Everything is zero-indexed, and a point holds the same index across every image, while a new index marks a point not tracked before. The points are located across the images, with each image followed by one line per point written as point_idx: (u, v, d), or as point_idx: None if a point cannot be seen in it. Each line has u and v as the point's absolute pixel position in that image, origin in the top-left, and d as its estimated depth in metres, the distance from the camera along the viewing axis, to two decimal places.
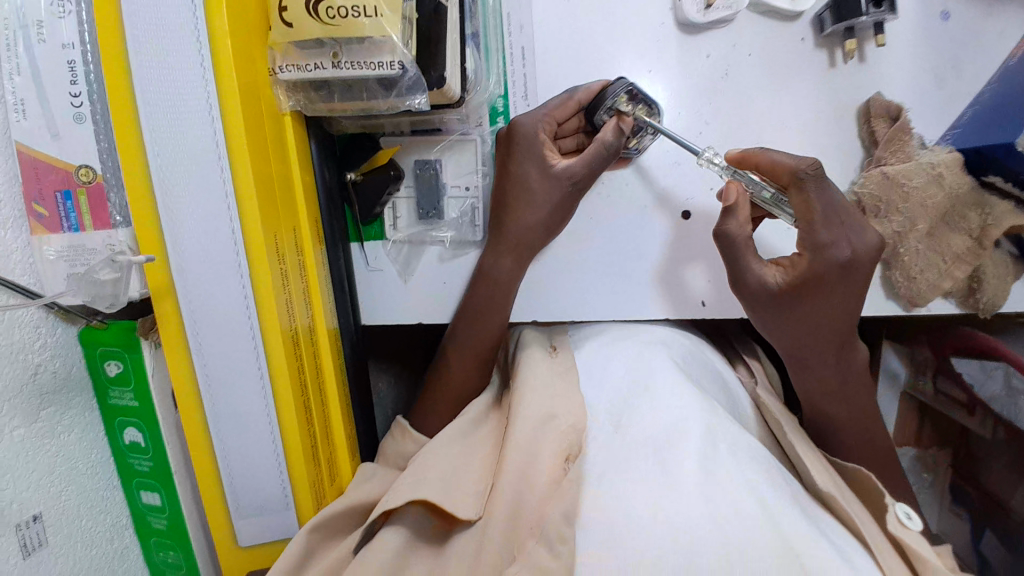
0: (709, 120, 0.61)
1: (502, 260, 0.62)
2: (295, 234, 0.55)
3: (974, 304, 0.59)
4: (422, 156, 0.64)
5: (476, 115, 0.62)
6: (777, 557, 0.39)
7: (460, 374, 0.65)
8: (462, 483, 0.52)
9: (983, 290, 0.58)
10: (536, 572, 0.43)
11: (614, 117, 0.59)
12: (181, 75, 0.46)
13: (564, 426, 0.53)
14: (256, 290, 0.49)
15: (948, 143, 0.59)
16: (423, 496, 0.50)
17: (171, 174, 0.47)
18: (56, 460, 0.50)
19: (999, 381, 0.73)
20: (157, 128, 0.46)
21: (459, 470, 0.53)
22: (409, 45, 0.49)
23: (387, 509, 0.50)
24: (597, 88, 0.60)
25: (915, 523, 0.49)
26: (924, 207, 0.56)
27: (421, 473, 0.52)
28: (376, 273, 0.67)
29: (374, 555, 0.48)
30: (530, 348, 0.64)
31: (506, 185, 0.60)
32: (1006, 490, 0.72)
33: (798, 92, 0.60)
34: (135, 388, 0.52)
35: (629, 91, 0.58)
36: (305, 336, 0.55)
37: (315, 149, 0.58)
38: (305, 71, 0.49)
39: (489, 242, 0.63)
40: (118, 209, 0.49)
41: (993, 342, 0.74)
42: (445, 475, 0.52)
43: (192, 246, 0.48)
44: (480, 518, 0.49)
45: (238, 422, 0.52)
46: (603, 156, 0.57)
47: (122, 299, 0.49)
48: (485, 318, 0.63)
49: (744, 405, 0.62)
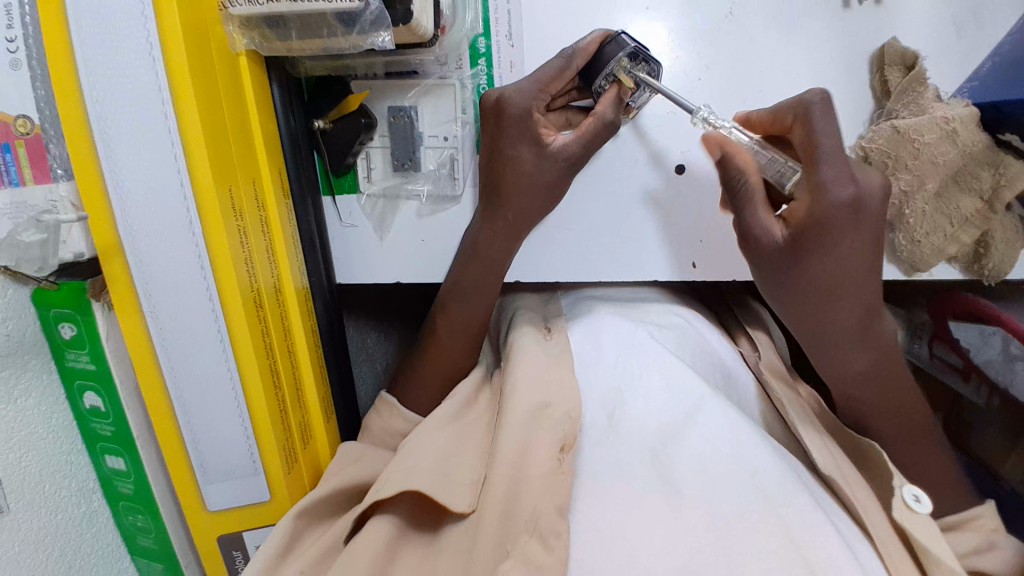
0: (710, 65, 0.56)
1: (494, 237, 0.57)
2: (255, 189, 0.51)
3: (977, 268, 0.55)
4: (396, 101, 0.58)
5: (455, 55, 0.56)
6: (779, 558, 0.40)
7: (454, 346, 0.61)
8: (454, 472, 0.50)
9: (989, 256, 0.54)
10: (529, 568, 0.41)
11: (614, 84, 0.53)
12: (117, 9, 0.41)
13: (558, 414, 0.50)
14: (212, 252, 0.46)
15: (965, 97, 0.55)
16: (414, 487, 0.47)
17: (112, 123, 0.42)
18: (14, 426, 0.47)
19: (997, 347, 0.71)
20: (93, 71, 0.41)
21: (451, 457, 0.51)
22: None
23: (377, 500, 0.48)
24: (593, 46, 0.53)
25: (925, 505, 0.46)
26: (935, 165, 0.52)
27: (410, 459, 0.50)
28: (349, 229, 0.63)
29: (365, 548, 0.46)
30: (523, 330, 0.61)
31: (496, 167, 0.55)
32: (997, 459, 0.72)
33: (810, 37, 0.55)
34: (89, 352, 0.49)
35: (632, 52, 0.52)
36: (269, 296, 0.52)
37: (277, 94, 0.53)
38: (256, 5, 0.43)
39: (484, 210, 0.58)
40: (59, 160, 0.44)
41: (993, 310, 0.70)
42: (437, 464, 0.50)
43: (141, 205, 0.44)
44: (474, 511, 0.47)
45: (200, 389, 0.50)
46: (603, 132, 0.54)
47: (49, 263, 0.45)
48: (479, 298, 0.59)
49: (745, 387, 0.60)
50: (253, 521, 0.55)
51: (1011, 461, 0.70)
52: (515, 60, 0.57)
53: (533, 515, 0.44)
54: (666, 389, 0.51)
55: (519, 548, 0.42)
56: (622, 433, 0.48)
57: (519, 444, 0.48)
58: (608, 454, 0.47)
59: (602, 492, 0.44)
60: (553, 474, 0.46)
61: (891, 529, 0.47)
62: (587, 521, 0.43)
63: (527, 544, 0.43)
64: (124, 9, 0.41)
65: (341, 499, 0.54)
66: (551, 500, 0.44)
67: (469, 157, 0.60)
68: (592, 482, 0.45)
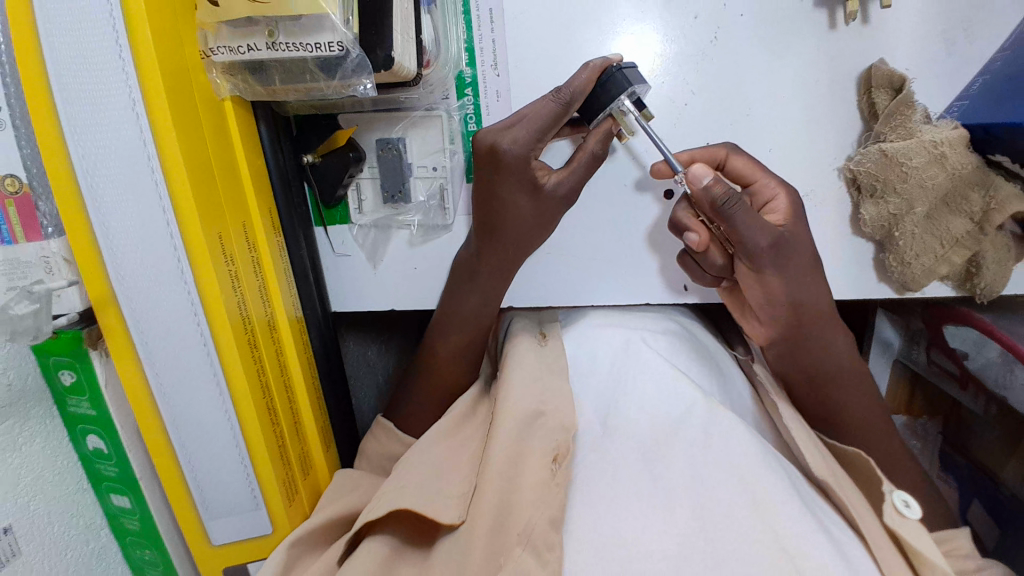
0: (696, 90, 0.56)
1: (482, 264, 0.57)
2: (244, 223, 0.51)
3: (964, 286, 0.56)
4: (383, 133, 0.56)
5: (442, 87, 0.55)
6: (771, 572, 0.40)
7: (448, 363, 0.61)
8: (446, 485, 0.50)
9: (981, 276, 0.54)
10: None
11: (608, 120, 0.53)
12: (100, 67, 0.41)
13: (552, 424, 0.51)
14: (203, 295, 0.47)
15: (954, 117, 0.54)
16: (402, 506, 0.47)
17: (100, 178, 0.43)
18: (20, 472, 0.48)
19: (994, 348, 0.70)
20: (79, 129, 0.42)
21: (443, 471, 0.52)
22: (350, 22, 0.44)
23: (369, 521, 0.48)
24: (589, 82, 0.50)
25: (914, 511, 0.47)
26: (924, 189, 0.52)
27: (401, 480, 0.50)
28: (342, 258, 0.61)
29: (361, 565, 0.47)
30: (519, 337, 0.61)
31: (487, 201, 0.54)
32: (997, 462, 0.72)
33: (797, 56, 0.54)
34: (90, 398, 0.50)
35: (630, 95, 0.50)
36: (263, 333, 0.53)
37: (265, 132, 0.53)
38: (238, 54, 0.44)
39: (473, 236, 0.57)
40: (49, 218, 0.45)
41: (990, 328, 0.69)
42: (426, 480, 0.50)
43: (131, 250, 0.45)
44: (463, 521, 0.48)
45: (198, 428, 0.50)
46: (594, 165, 0.53)
47: (43, 328, 0.45)
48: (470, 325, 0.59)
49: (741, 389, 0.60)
50: (255, 550, 0.56)
51: (1012, 463, 0.70)
52: (502, 87, 0.56)
53: (526, 528, 0.45)
54: (662, 391, 0.52)
55: (512, 561, 0.43)
56: (617, 445, 0.49)
57: (511, 457, 0.49)
58: (600, 468, 0.47)
59: (596, 506, 0.45)
60: (547, 485, 0.47)
61: (883, 531, 0.47)
62: (580, 536, 0.44)
63: (521, 556, 0.43)
64: (106, 66, 0.41)
65: (334, 527, 0.54)
66: (545, 513, 0.45)
67: (460, 187, 0.58)
68: (589, 495, 0.46)
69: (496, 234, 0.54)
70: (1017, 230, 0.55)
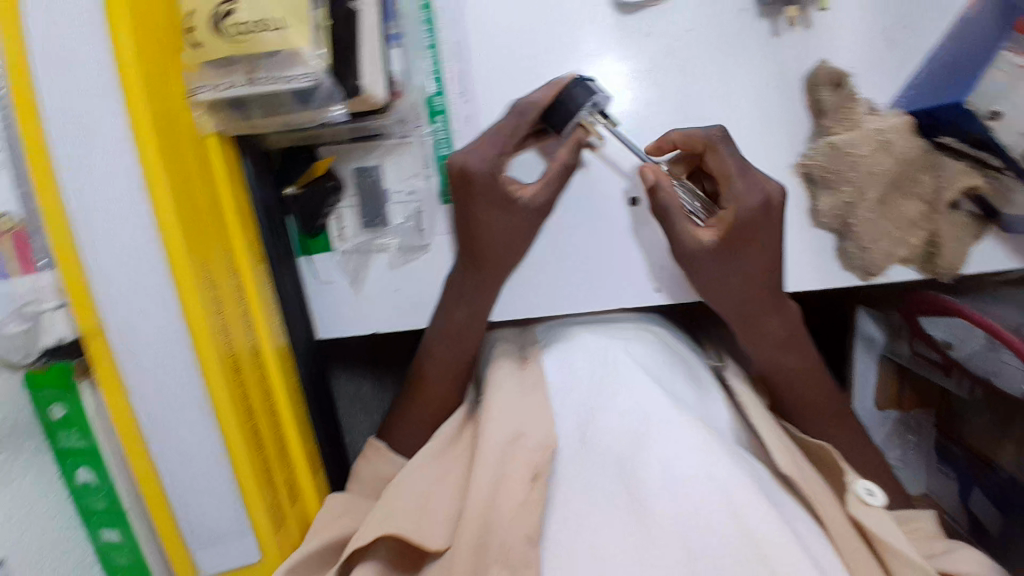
0: (654, 101, 0.59)
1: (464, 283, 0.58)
2: (227, 255, 0.52)
3: (933, 269, 0.56)
4: (359, 162, 0.58)
5: (415, 115, 0.57)
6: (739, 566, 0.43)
7: (437, 388, 0.62)
8: (433, 508, 0.52)
9: (942, 252, 0.56)
10: None
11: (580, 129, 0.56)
12: (91, 105, 0.44)
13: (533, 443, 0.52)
14: (189, 325, 0.48)
15: (899, 107, 0.57)
16: (390, 531, 0.49)
17: (90, 210, 0.45)
18: (10, 507, 0.49)
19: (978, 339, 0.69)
20: (70, 164, 0.44)
21: (430, 495, 0.53)
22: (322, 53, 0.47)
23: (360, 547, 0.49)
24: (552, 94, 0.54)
25: (877, 499, 0.51)
26: (873, 176, 0.54)
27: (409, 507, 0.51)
28: (325, 286, 0.61)
29: None
30: (500, 360, 0.62)
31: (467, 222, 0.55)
32: (989, 447, 0.73)
33: (745, 63, 0.58)
34: (80, 429, 0.51)
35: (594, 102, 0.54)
36: (249, 364, 0.53)
37: (249, 168, 0.55)
38: (220, 91, 0.47)
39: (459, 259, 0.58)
40: (42, 251, 0.47)
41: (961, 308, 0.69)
42: (413, 504, 0.51)
43: (120, 279, 0.46)
44: (449, 545, 0.50)
45: (183, 452, 0.51)
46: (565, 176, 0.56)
47: (34, 348, 0.48)
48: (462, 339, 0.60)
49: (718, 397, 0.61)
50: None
51: (1004, 449, 0.71)
52: (470, 112, 0.59)
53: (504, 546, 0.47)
54: (637, 402, 0.52)
55: None
56: (591, 455, 0.51)
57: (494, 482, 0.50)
58: (578, 483, 0.49)
59: (575, 520, 0.48)
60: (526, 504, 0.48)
61: (846, 526, 0.51)
62: (557, 550, 0.47)
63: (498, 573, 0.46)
64: (96, 104, 0.44)
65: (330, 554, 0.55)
66: (521, 531, 0.47)
67: (436, 209, 0.59)
68: (564, 513, 0.48)
69: (475, 253, 0.56)
70: (975, 209, 0.57)
